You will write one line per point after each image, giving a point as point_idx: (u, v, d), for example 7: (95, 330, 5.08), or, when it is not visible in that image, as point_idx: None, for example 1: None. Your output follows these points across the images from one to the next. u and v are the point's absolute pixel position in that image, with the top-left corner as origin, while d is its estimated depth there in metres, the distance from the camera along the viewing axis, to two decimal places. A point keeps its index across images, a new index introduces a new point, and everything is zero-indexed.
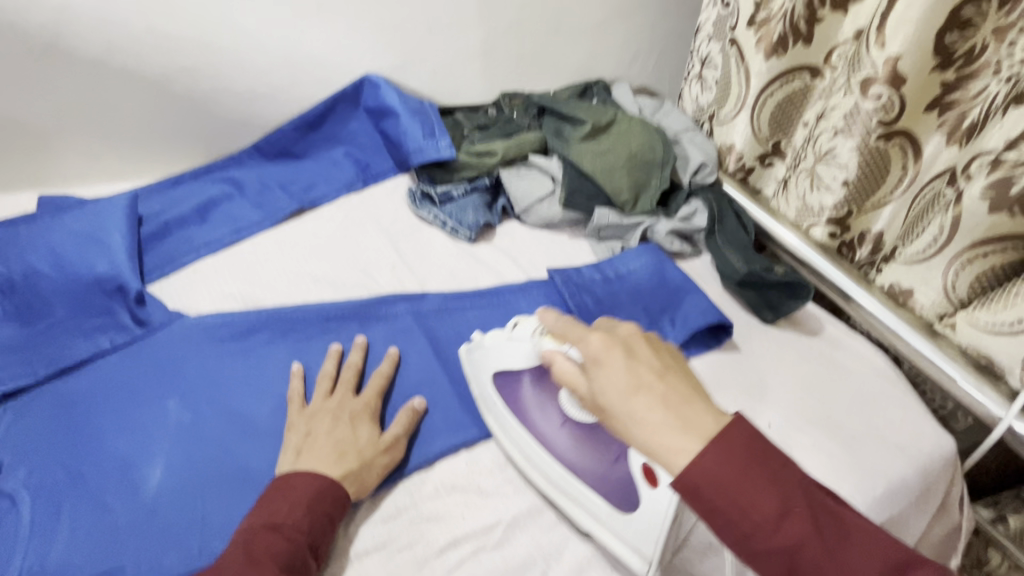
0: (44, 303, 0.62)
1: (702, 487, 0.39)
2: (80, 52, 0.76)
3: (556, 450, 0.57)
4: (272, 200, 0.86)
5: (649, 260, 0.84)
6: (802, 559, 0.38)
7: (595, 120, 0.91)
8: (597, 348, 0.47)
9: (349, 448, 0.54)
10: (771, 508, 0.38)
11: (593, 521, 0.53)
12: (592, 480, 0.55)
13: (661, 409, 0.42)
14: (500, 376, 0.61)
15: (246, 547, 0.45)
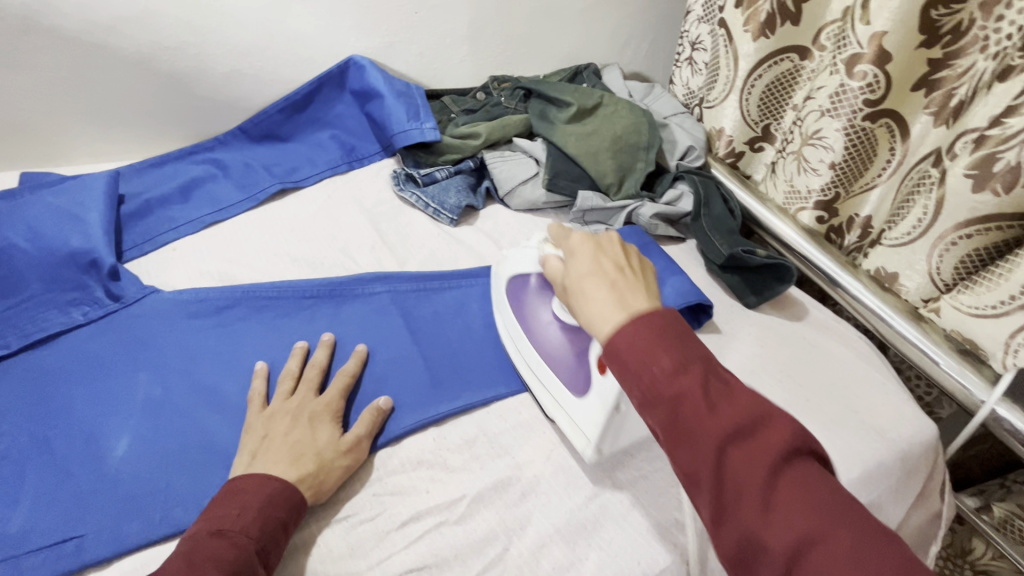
0: (18, 277, 0.62)
1: (616, 345, 0.43)
2: (61, 29, 0.75)
3: (540, 343, 0.62)
4: (255, 180, 0.87)
5: (631, 243, 0.83)
6: (686, 411, 0.40)
7: (581, 103, 0.91)
8: (575, 244, 0.53)
9: (306, 450, 0.52)
10: (669, 365, 0.41)
11: (555, 406, 0.60)
12: (561, 370, 0.60)
13: (607, 289, 0.47)
14: (513, 279, 0.67)
15: (189, 554, 0.43)
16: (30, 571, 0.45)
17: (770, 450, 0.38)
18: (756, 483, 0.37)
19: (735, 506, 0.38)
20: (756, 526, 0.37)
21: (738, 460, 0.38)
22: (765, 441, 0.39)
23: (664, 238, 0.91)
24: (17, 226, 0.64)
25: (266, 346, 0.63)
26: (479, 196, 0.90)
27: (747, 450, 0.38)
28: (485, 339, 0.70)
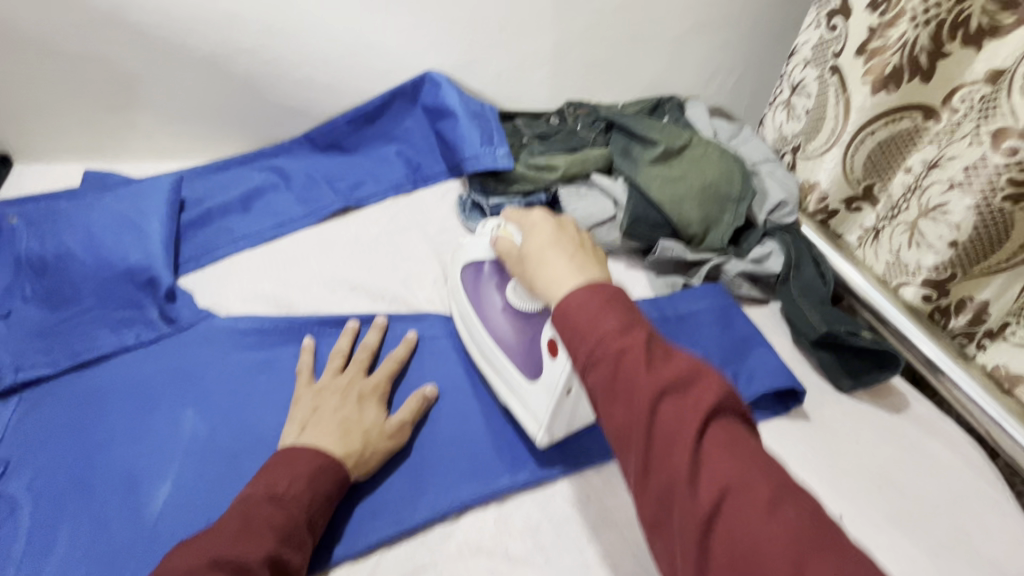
0: (72, 288, 0.59)
1: (568, 306, 0.43)
2: (144, 25, 0.73)
3: (492, 328, 0.62)
4: (317, 194, 0.82)
5: (713, 304, 0.77)
6: (625, 367, 0.39)
7: (668, 143, 0.84)
8: (533, 219, 0.54)
9: (355, 427, 0.52)
10: (613, 326, 0.41)
11: (506, 391, 0.59)
12: (513, 354, 0.59)
13: (564, 258, 0.49)
14: (467, 265, 0.66)
15: (244, 513, 0.43)
16: None
17: (700, 404, 0.37)
18: (682, 433, 0.36)
19: (659, 458, 0.37)
20: (675, 470, 0.36)
21: (667, 412, 0.37)
22: (693, 397, 0.38)
23: (745, 299, 0.83)
24: (77, 233, 0.61)
25: None
26: None
27: (678, 404, 0.37)
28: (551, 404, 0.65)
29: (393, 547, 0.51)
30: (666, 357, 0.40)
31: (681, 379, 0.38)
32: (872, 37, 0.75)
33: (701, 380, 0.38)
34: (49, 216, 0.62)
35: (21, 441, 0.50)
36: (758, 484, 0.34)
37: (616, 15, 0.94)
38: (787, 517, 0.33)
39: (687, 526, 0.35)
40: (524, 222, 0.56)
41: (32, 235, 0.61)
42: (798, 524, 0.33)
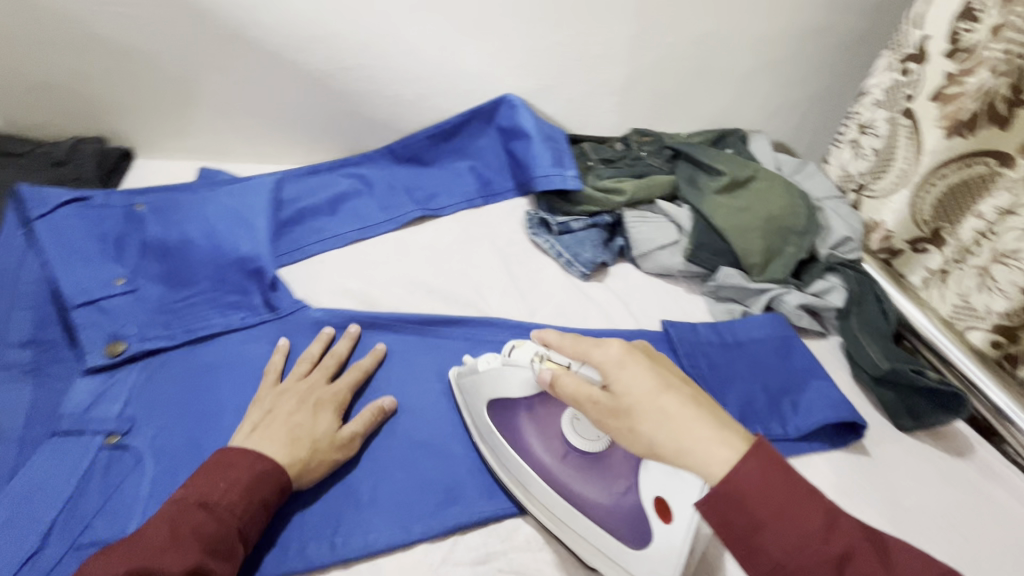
0: (189, 271, 0.65)
1: (741, 489, 0.40)
2: (262, 41, 0.80)
3: (564, 485, 0.55)
4: (397, 202, 0.88)
5: (773, 334, 0.78)
6: (853, 572, 0.37)
7: (734, 174, 0.87)
8: (605, 357, 0.47)
9: (304, 436, 0.53)
10: (820, 523, 0.39)
11: (600, 554, 0.52)
12: (602, 514, 0.53)
13: (702, 423, 0.42)
14: (495, 403, 0.59)
15: (172, 520, 0.44)
16: None
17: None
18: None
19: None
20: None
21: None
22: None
23: (804, 331, 0.83)
24: (196, 224, 0.68)
25: (400, 383, 0.64)
26: (612, 252, 0.87)
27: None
28: None
29: (465, 533, 0.54)
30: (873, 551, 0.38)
31: (902, 571, 0.37)
32: (948, 84, 0.77)
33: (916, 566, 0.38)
34: (172, 207, 0.70)
35: (143, 401, 0.56)
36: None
37: (688, 50, 0.98)
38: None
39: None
40: (590, 355, 0.48)
41: (156, 222, 0.68)
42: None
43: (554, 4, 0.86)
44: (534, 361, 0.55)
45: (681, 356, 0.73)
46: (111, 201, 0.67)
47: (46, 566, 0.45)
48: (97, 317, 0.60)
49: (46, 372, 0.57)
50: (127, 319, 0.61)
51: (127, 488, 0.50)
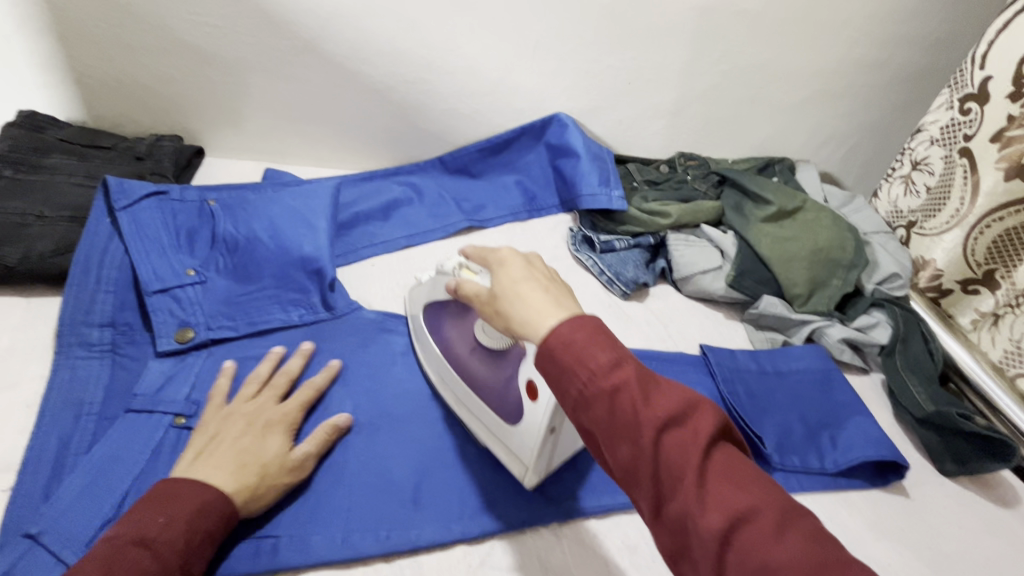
0: (255, 267, 0.69)
1: (553, 345, 0.40)
2: (331, 53, 0.84)
3: (465, 372, 0.62)
4: (445, 212, 0.91)
5: (814, 366, 0.78)
6: (622, 404, 0.37)
7: (782, 204, 0.88)
8: (500, 254, 0.49)
9: (253, 460, 0.51)
10: (602, 361, 0.39)
11: (488, 434, 0.60)
12: (490, 396, 0.59)
13: (543, 294, 0.44)
14: (430, 305, 0.67)
15: (106, 563, 0.40)
16: (229, 562, 0.48)
17: (700, 434, 0.36)
18: (687, 469, 0.35)
19: (670, 490, 0.35)
20: (690, 505, 0.34)
21: (671, 444, 0.36)
22: (690, 424, 0.37)
23: (845, 365, 0.82)
24: (264, 222, 0.73)
25: None
26: (654, 273, 0.88)
27: (680, 435, 0.36)
28: None
29: (503, 539, 0.56)
30: (659, 390, 0.38)
31: (674, 409, 0.37)
32: (1010, 126, 0.76)
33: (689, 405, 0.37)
34: (241, 205, 0.74)
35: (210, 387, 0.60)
36: (767, 506, 0.33)
37: (739, 78, 0.99)
38: (805, 536, 0.32)
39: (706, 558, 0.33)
40: (486, 255, 0.51)
41: (227, 219, 0.72)
42: (822, 552, 0.31)
43: (610, 29, 0.89)
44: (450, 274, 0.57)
45: (720, 381, 0.73)
46: (186, 196, 0.73)
47: None
48: (170, 304, 0.64)
49: (122, 353, 0.61)
50: (195, 308, 0.65)
51: None
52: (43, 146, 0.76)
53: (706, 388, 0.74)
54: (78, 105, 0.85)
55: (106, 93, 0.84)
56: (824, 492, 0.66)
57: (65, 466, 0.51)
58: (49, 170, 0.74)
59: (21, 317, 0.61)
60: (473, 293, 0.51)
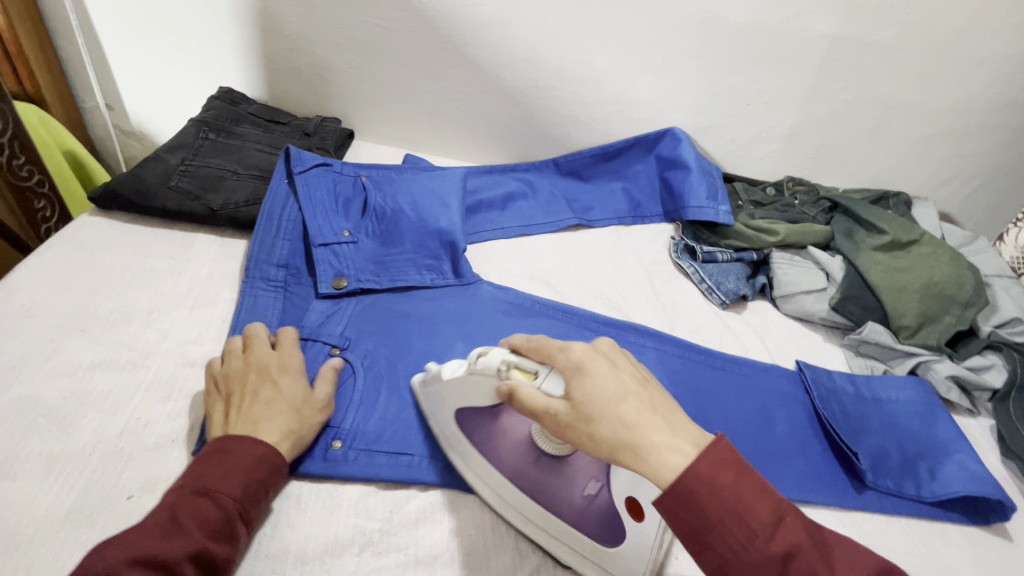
0: (398, 234, 0.79)
1: (707, 500, 0.39)
2: (476, 56, 0.94)
3: (535, 489, 0.54)
4: (557, 208, 0.98)
5: (915, 396, 0.77)
6: (797, 569, 0.38)
7: (897, 235, 0.88)
8: (587, 358, 0.45)
9: (282, 403, 0.53)
10: (766, 516, 0.39)
11: (578, 557, 0.53)
12: (570, 511, 0.53)
13: (650, 413, 0.42)
14: (461, 412, 0.56)
15: (172, 509, 0.44)
16: (373, 468, 0.56)
17: None
18: None
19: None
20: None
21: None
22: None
23: (951, 405, 0.80)
24: (407, 197, 0.83)
25: None
26: (754, 288, 0.90)
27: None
28: (740, 433, 0.70)
29: None
30: (818, 544, 0.39)
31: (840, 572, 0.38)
32: None
33: (846, 563, 0.39)
34: (388, 182, 0.85)
35: (358, 326, 0.70)
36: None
37: (862, 107, 0.99)
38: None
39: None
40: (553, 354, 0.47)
41: (377, 191, 0.83)
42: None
43: (737, 51, 0.93)
44: (498, 372, 0.49)
45: (815, 397, 0.74)
46: (345, 170, 0.84)
47: None
48: (330, 257, 0.75)
49: (291, 290, 0.72)
50: (348, 262, 0.75)
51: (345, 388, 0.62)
52: (237, 117, 0.91)
53: (801, 403, 0.76)
54: (262, 87, 1.00)
55: (284, 79, 0.98)
56: (914, 518, 0.66)
57: None
58: (241, 138, 0.88)
59: (218, 252, 0.74)
60: (546, 408, 0.45)
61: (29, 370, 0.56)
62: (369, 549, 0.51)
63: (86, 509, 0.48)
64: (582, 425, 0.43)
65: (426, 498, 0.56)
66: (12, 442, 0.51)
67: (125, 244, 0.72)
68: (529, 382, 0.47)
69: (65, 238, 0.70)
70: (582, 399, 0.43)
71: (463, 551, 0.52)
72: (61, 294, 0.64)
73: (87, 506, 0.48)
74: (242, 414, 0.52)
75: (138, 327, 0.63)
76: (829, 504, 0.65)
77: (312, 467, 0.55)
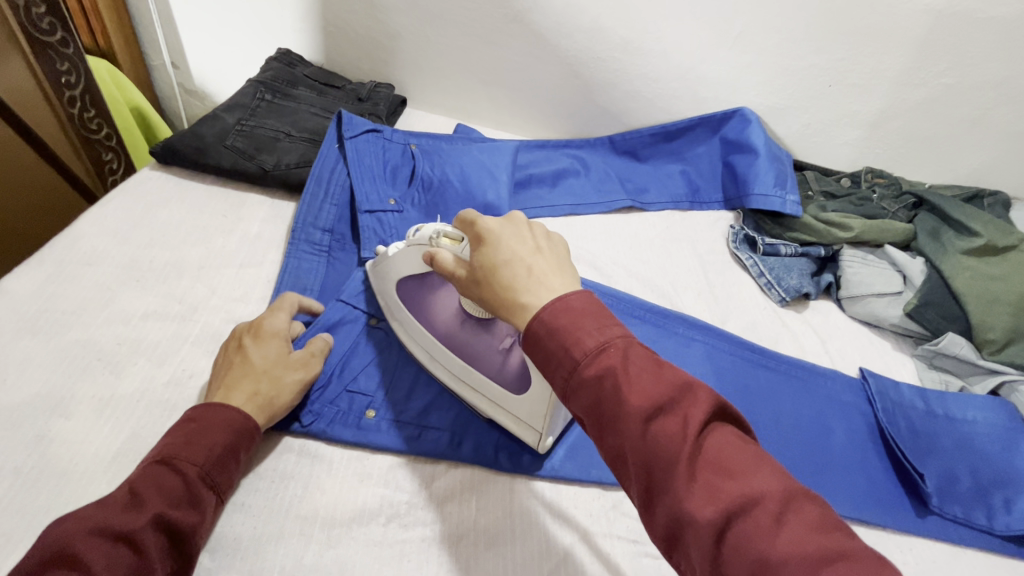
0: (444, 207, 0.79)
1: (537, 331, 0.39)
2: (536, 23, 0.89)
3: (460, 346, 0.58)
4: (610, 187, 0.93)
5: (995, 418, 0.69)
6: (609, 390, 0.36)
7: (993, 238, 0.79)
8: (488, 226, 0.45)
9: (251, 372, 0.52)
10: (590, 346, 0.37)
11: (494, 408, 0.57)
12: (488, 367, 0.57)
13: (527, 271, 0.42)
14: (405, 284, 0.60)
15: (134, 478, 0.42)
16: (406, 440, 0.56)
17: (690, 425, 0.33)
18: (680, 460, 0.33)
19: (662, 482, 0.33)
20: (680, 497, 0.32)
21: (659, 433, 0.34)
22: (683, 411, 0.34)
23: None
24: (456, 168, 0.82)
25: None
26: (818, 286, 0.83)
27: (669, 422, 0.34)
28: (794, 441, 0.66)
29: None
30: (649, 370, 0.36)
31: (652, 392, 0.35)
32: None
33: (667, 387, 0.35)
34: (439, 151, 0.84)
35: None
36: (769, 495, 0.31)
37: (964, 94, 0.89)
38: (810, 523, 0.30)
39: (699, 550, 0.31)
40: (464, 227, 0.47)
41: (425, 160, 0.82)
42: (826, 542, 0.29)
43: (825, 26, 0.84)
44: (430, 241, 0.53)
45: (879, 409, 0.68)
46: (394, 138, 0.83)
47: (328, 399, 0.57)
48: (375, 224, 0.73)
49: (334, 256, 0.71)
50: (393, 232, 0.74)
51: (381, 359, 0.62)
52: (292, 79, 0.91)
53: (863, 415, 0.70)
54: (319, 50, 1.00)
55: (342, 42, 0.97)
56: (983, 551, 0.60)
57: None
58: (296, 100, 0.88)
59: (268, 212, 0.75)
60: (454, 273, 0.48)
61: (87, 316, 0.58)
62: (395, 521, 0.51)
63: (131, 453, 0.50)
64: (476, 287, 0.45)
65: (456, 475, 0.55)
66: (69, 381, 0.53)
67: (180, 200, 0.73)
68: (452, 249, 0.50)
69: (127, 191, 0.72)
70: (476, 262, 0.45)
71: (489, 532, 0.51)
72: (120, 244, 0.66)
73: (133, 450, 0.50)
74: (219, 383, 0.52)
75: (189, 282, 0.64)
76: (888, 526, 0.60)
77: (346, 434, 0.55)
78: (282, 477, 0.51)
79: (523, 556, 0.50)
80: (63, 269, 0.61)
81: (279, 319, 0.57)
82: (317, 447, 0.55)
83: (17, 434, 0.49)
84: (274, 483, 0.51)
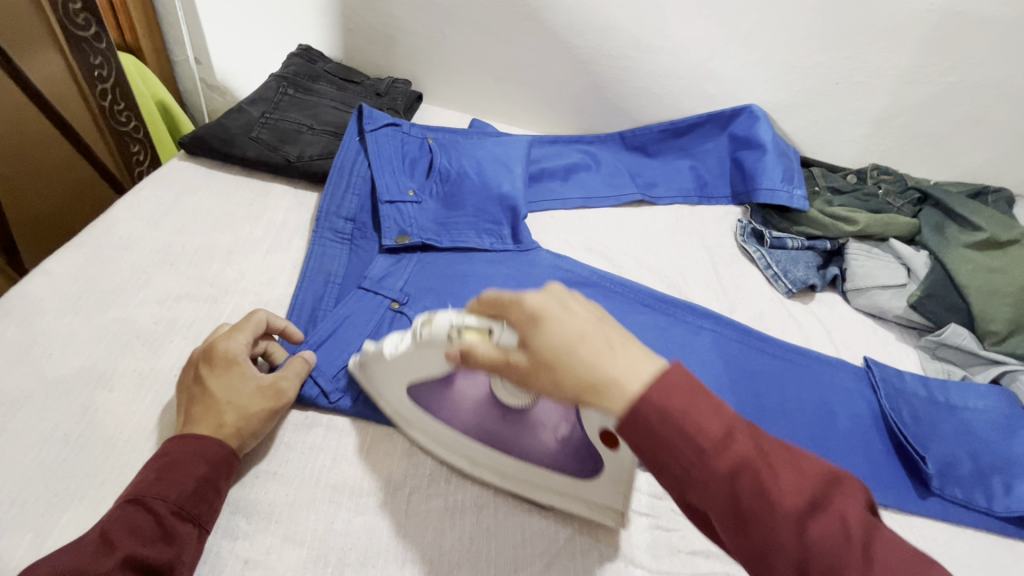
0: (461, 198, 0.81)
1: (647, 416, 0.35)
2: (548, 21, 0.92)
3: (500, 441, 0.54)
4: (621, 181, 0.95)
5: (996, 405, 0.71)
6: (748, 487, 0.34)
7: (995, 232, 0.81)
8: (537, 303, 0.39)
9: (212, 407, 0.50)
10: (715, 433, 0.35)
11: (561, 498, 0.53)
12: (544, 457, 0.53)
13: (610, 355, 0.37)
14: (416, 387, 0.53)
15: (106, 521, 0.42)
16: None
17: (850, 524, 0.33)
18: (851, 568, 0.32)
19: None
20: None
21: (819, 533, 0.33)
22: (833, 507, 0.34)
23: None
24: (473, 161, 0.84)
25: None
26: (823, 279, 0.86)
27: (826, 521, 0.33)
28: (799, 424, 0.68)
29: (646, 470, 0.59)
30: (782, 463, 0.35)
31: (796, 486, 0.34)
32: None
33: (805, 477, 0.35)
34: (456, 145, 0.86)
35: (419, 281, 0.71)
36: None
37: (967, 93, 0.91)
38: None
39: None
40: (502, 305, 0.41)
41: (443, 154, 0.84)
42: None
43: (831, 25, 0.86)
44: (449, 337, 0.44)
45: (882, 395, 0.70)
46: (413, 132, 0.86)
47: None
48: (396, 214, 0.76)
49: (357, 244, 0.74)
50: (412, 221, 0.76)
51: None
52: (314, 74, 0.94)
53: (866, 402, 0.72)
54: (338, 47, 1.02)
55: (360, 39, 1.00)
56: (981, 530, 0.63)
57: (317, 316, 0.65)
58: (318, 95, 0.91)
59: (292, 202, 0.78)
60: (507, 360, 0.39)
61: (125, 296, 0.61)
62: (418, 491, 0.53)
63: (171, 424, 0.53)
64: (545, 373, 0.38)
65: None
66: (110, 356, 0.56)
67: (208, 190, 0.76)
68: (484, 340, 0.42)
69: (158, 180, 0.75)
70: (541, 345, 0.37)
71: (507, 503, 0.54)
72: (153, 230, 0.69)
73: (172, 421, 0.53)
74: (185, 415, 0.50)
75: (219, 266, 0.67)
76: (888, 505, 0.63)
77: (371, 409, 0.58)
78: (311, 449, 0.54)
79: (538, 526, 0.53)
80: (101, 252, 0.64)
81: (238, 343, 0.54)
82: (343, 421, 0.57)
83: (64, 405, 0.52)
84: (304, 454, 0.54)
